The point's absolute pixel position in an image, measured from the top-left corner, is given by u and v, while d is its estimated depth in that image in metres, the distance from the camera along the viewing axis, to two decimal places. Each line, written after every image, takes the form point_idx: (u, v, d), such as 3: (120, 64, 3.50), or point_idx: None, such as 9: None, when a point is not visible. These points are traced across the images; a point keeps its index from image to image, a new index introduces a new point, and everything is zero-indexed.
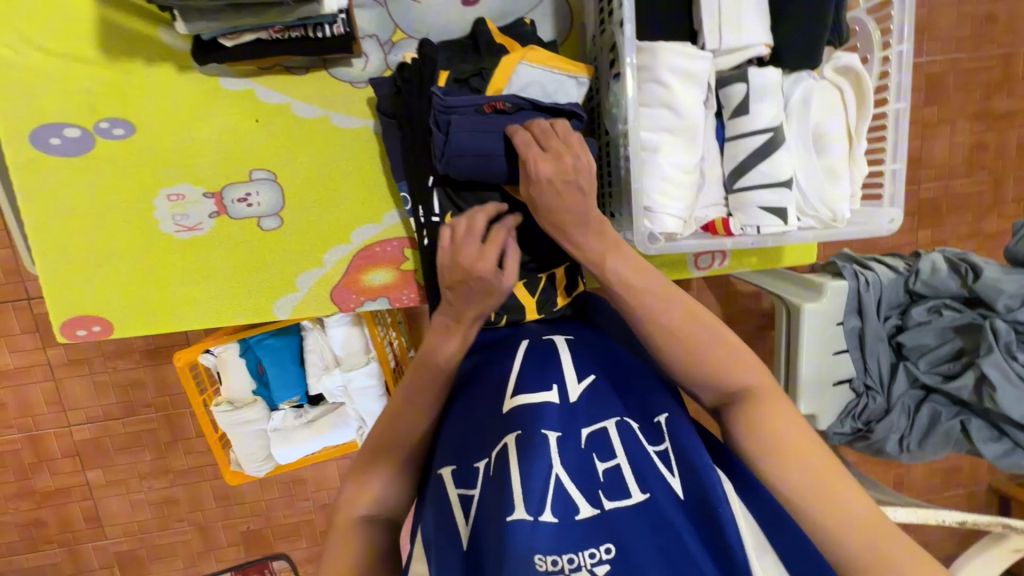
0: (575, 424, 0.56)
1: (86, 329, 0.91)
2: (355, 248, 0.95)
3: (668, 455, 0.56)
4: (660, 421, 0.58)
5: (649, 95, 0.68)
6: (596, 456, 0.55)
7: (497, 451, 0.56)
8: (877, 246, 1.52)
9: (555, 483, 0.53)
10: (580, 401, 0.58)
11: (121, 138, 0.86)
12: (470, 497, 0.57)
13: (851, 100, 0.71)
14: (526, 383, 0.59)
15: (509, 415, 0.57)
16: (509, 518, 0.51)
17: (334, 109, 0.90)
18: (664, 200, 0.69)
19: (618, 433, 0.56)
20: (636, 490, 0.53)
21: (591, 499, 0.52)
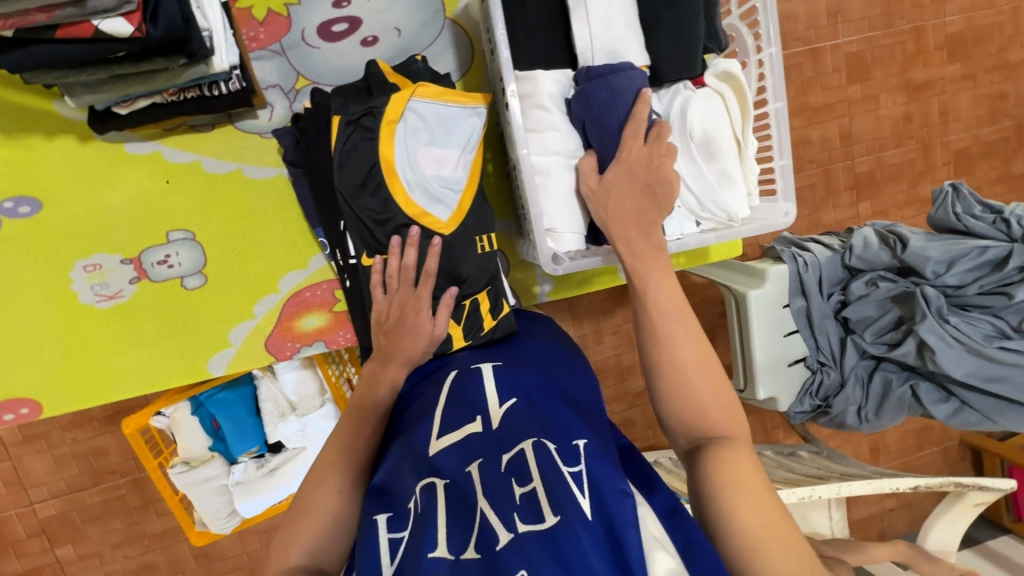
0: (496, 450, 0.58)
1: (12, 412, 0.89)
2: (285, 296, 0.94)
3: (582, 476, 0.55)
4: (578, 444, 0.59)
5: (536, 121, 0.69)
6: (515, 480, 0.55)
7: (424, 487, 0.58)
8: (819, 223, 1.56)
9: (480, 521, 0.52)
10: (504, 423, 0.61)
11: (29, 216, 0.85)
12: (398, 540, 0.55)
13: (733, 105, 0.74)
14: (451, 422, 0.64)
15: (435, 456, 0.60)
16: (429, 556, 0.51)
17: (244, 161, 0.90)
18: (563, 220, 0.70)
19: (535, 456, 0.57)
20: (548, 514, 0.51)
21: (507, 524, 0.51)
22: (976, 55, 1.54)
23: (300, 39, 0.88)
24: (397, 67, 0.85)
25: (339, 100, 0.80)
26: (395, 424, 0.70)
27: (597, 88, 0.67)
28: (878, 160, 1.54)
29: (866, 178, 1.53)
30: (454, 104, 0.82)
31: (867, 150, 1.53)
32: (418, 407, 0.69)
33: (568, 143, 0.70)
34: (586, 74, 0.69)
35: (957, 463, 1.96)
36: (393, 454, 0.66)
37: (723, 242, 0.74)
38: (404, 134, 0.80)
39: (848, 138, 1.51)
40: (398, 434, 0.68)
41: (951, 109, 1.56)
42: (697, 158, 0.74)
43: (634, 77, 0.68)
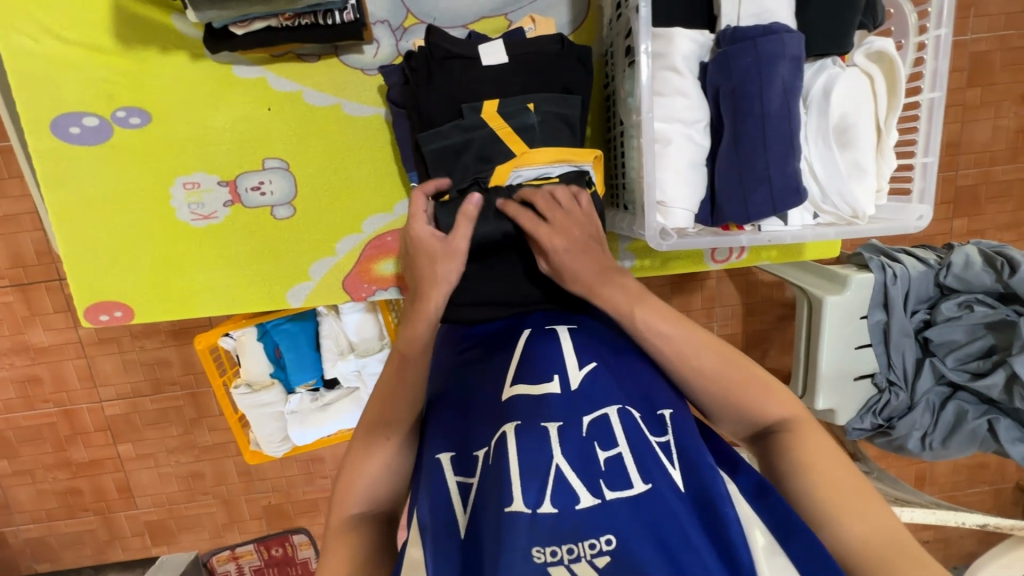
0: (576, 413, 0.56)
1: (108, 314, 0.94)
2: (366, 238, 0.95)
3: (669, 447, 0.55)
4: (664, 414, 0.58)
5: (664, 85, 0.65)
6: (597, 443, 0.54)
7: (496, 439, 0.56)
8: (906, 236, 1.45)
9: (555, 471, 0.52)
10: (582, 388, 0.58)
11: (137, 127, 0.87)
12: (469, 485, 0.56)
13: (882, 91, 0.68)
14: (528, 372, 0.60)
15: (508, 403, 0.58)
16: (508, 509, 0.50)
17: (344, 97, 0.89)
18: (677, 194, 0.66)
19: (620, 421, 0.55)
20: (638, 480, 0.51)
21: (592, 488, 0.51)
22: None
23: None
24: (504, 114, 0.76)
25: (453, 50, 0.77)
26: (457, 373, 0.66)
27: (743, 54, 0.61)
28: (984, 174, 1.39)
29: (968, 193, 1.40)
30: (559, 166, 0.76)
31: (975, 163, 1.39)
32: (492, 361, 0.64)
33: (694, 111, 0.65)
34: (732, 36, 0.62)
35: (1005, 508, 1.85)
36: (454, 400, 0.63)
37: (842, 239, 0.68)
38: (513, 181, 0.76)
39: (955, 147, 1.37)
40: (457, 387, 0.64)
41: None
42: (830, 146, 0.68)
43: (790, 42, 0.60)
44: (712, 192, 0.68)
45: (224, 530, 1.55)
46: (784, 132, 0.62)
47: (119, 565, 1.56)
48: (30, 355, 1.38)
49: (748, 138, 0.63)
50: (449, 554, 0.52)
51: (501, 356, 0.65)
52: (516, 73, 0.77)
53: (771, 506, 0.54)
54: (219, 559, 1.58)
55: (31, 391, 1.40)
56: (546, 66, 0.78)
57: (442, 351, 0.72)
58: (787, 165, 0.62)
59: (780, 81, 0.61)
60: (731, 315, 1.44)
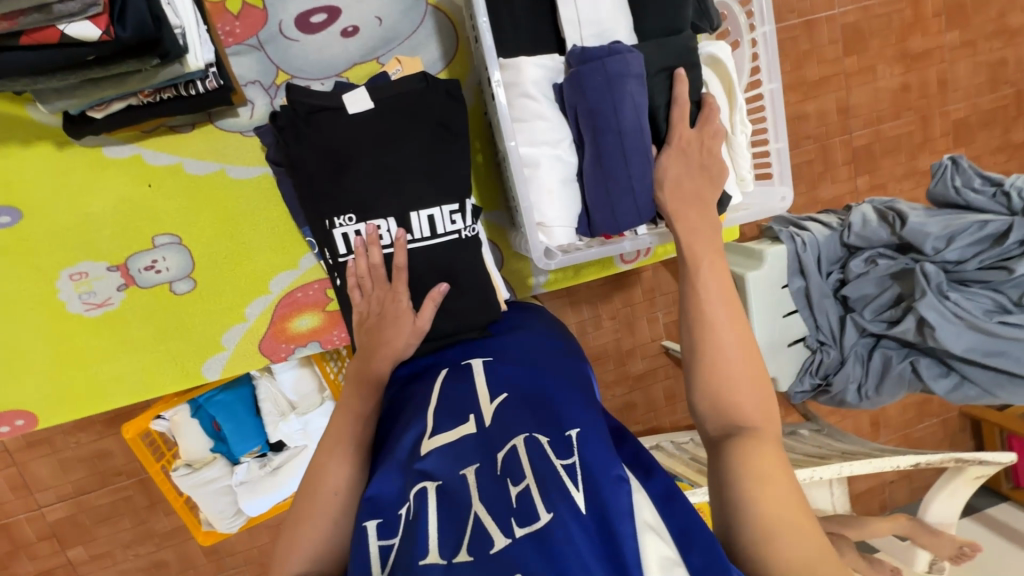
0: (491, 450, 0.57)
1: (9, 424, 0.88)
2: (276, 297, 0.93)
3: (575, 468, 0.53)
4: (572, 435, 0.57)
5: (522, 111, 0.67)
6: (510, 481, 0.54)
7: (416, 493, 0.57)
8: (818, 200, 1.53)
9: (472, 521, 0.51)
10: (495, 423, 0.60)
11: (9, 226, 0.83)
12: (390, 547, 0.55)
13: (720, 90, 0.72)
14: (444, 420, 0.62)
15: (427, 455, 0.60)
16: (421, 563, 0.50)
17: (227, 161, 0.88)
18: (556, 212, 0.68)
19: (527, 452, 0.55)
20: (542, 511, 0.50)
21: (504, 528, 0.50)
22: (976, 21, 1.48)
23: (277, 32, 0.85)
24: None
25: (317, 102, 0.76)
26: (388, 424, 0.69)
27: (592, 73, 0.62)
28: (875, 133, 1.50)
29: (864, 152, 1.50)
30: (443, 204, 0.80)
31: (865, 124, 1.49)
32: (412, 406, 0.68)
33: (556, 132, 0.67)
34: (580, 57, 0.64)
35: (955, 436, 1.96)
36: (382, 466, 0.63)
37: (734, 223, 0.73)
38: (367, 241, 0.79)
39: (844, 112, 1.46)
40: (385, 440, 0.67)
41: (949, 78, 1.51)
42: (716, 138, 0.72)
43: (632, 61, 0.62)
44: (587, 206, 0.70)
45: None
46: (639, 143, 0.64)
47: None
48: None
49: (608, 152, 0.64)
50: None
51: (419, 398, 0.68)
52: (391, 114, 0.77)
53: (676, 511, 0.52)
54: None
55: None
56: (415, 105, 0.78)
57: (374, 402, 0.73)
58: (647, 173, 0.65)
59: (628, 95, 0.62)
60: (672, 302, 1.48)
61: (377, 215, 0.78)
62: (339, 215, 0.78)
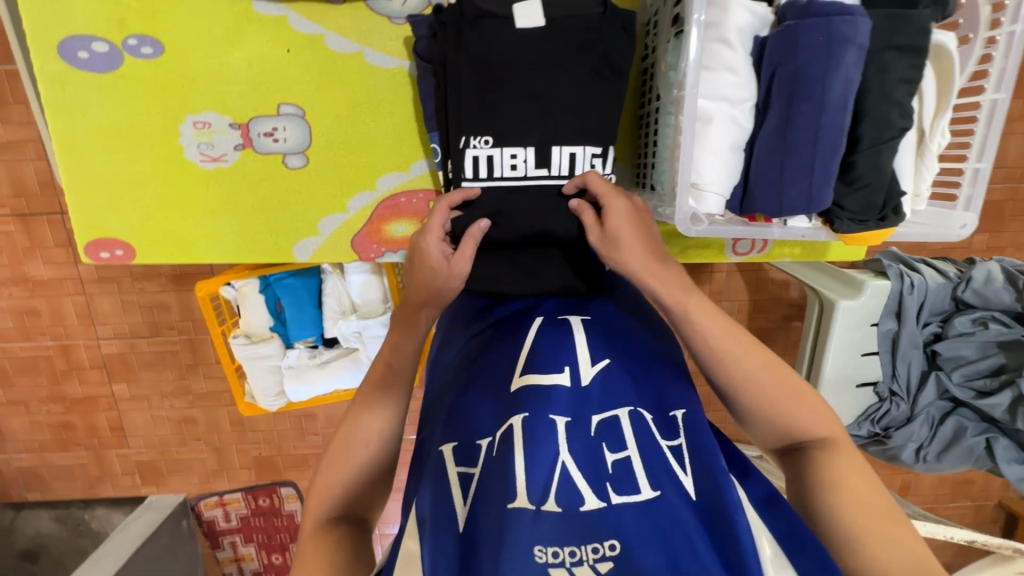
0: (586, 410, 0.55)
1: (109, 252, 0.91)
2: (380, 196, 0.91)
3: (681, 450, 0.53)
4: (677, 416, 0.56)
5: (713, 58, 0.60)
6: (606, 446, 0.53)
7: (502, 431, 0.54)
8: (926, 246, 1.40)
9: (560, 469, 0.51)
10: (593, 385, 0.57)
11: (148, 58, 0.83)
12: (470, 476, 0.54)
13: (932, 91, 0.63)
14: (535, 362, 0.59)
15: (516, 394, 0.56)
16: (511, 506, 0.49)
17: (368, 46, 0.84)
18: (713, 177, 0.62)
19: (631, 425, 0.54)
20: (646, 488, 0.50)
21: (599, 492, 0.50)
22: None
23: None
24: None
25: (488, 8, 0.72)
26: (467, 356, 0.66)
27: (814, 31, 0.56)
28: (1011, 191, 1.33)
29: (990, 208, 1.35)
30: (586, 144, 0.75)
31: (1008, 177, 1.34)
32: (502, 343, 0.64)
33: (741, 90, 0.61)
34: (802, 11, 0.57)
35: (985, 527, 1.83)
36: (455, 399, 0.60)
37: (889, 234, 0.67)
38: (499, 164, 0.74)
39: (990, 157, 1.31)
40: (466, 363, 0.64)
41: None
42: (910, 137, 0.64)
43: (862, 28, 0.55)
44: (746, 180, 0.65)
45: (213, 477, 1.56)
46: (836, 126, 0.58)
47: (109, 501, 1.58)
48: (29, 286, 1.35)
49: (799, 127, 0.58)
50: (445, 542, 0.50)
51: (511, 338, 0.64)
52: (553, 34, 0.72)
53: (780, 515, 0.53)
54: (207, 504, 1.59)
55: (28, 322, 1.38)
56: (588, 32, 0.73)
57: (450, 330, 0.72)
58: (833, 161, 0.59)
59: (846, 67, 0.55)
60: (737, 310, 1.42)
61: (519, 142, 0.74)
62: (476, 134, 0.74)
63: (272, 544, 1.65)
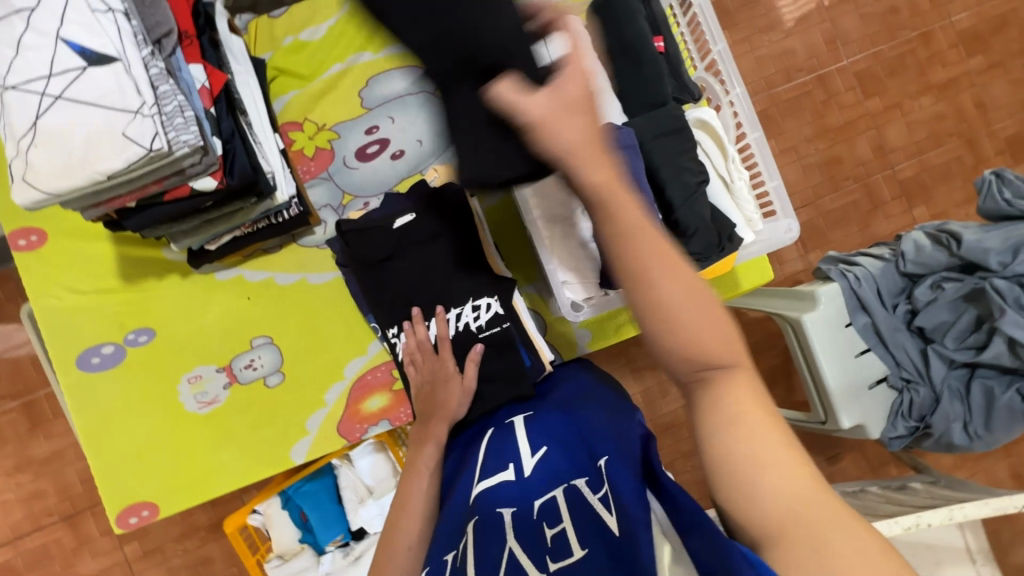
0: (528, 496, 0.61)
1: (136, 515, 1.02)
2: (349, 382, 1.05)
3: (608, 499, 0.55)
4: (601, 465, 0.59)
5: (538, 191, 0.79)
6: (545, 524, 0.57)
7: (465, 541, 0.60)
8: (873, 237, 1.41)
9: (508, 555, 0.56)
10: (534, 472, 0.64)
11: (145, 343, 1.04)
12: None
13: (713, 147, 0.82)
14: (489, 471, 0.68)
15: (474, 505, 0.64)
16: None
17: (308, 270, 1.06)
18: (575, 272, 0.79)
19: (567, 501, 0.58)
20: (576, 548, 0.54)
21: (539, 563, 0.54)
22: (998, 44, 1.42)
23: (342, 165, 1.06)
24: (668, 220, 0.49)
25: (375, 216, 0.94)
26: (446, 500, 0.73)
27: None
28: (919, 163, 1.41)
29: (912, 184, 1.40)
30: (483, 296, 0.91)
31: (905, 156, 1.41)
32: (465, 470, 0.73)
33: (568, 204, 0.79)
34: None
35: None
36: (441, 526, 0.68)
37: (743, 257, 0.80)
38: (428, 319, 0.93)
39: (881, 149, 1.40)
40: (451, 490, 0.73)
41: (987, 98, 1.42)
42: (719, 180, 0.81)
43: (626, 134, 0.73)
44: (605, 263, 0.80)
45: None
46: (648, 199, 0.70)
47: None
48: None
49: None
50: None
51: (473, 459, 0.75)
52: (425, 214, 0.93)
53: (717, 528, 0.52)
54: None
55: None
56: (449, 205, 0.94)
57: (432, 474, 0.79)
58: None
59: (628, 160, 0.69)
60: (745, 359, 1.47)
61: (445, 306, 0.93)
62: (390, 328, 0.95)
63: None
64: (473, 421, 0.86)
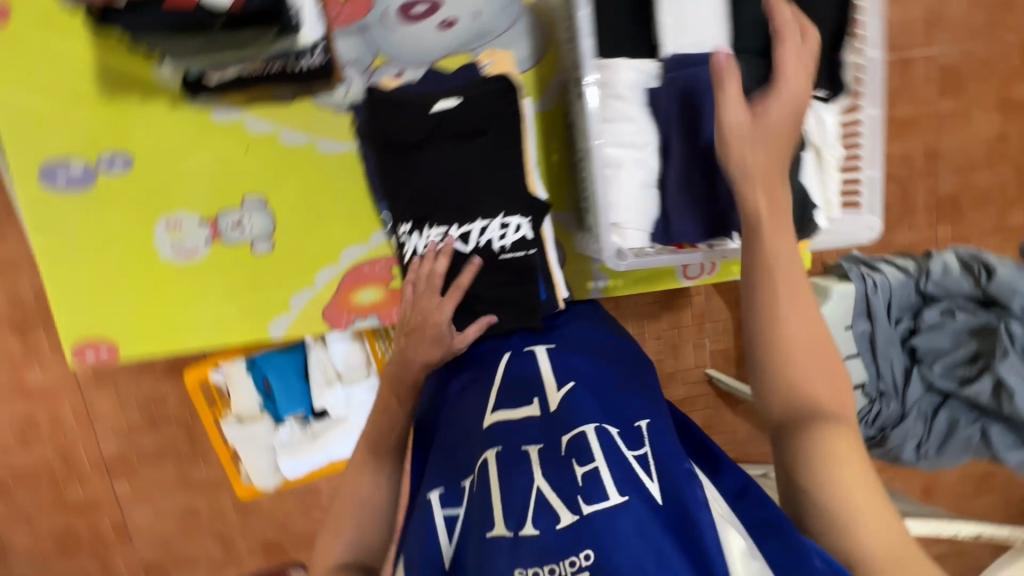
0: (554, 434, 0.60)
1: (94, 353, 0.96)
2: (344, 268, 0.97)
3: (648, 459, 0.56)
4: (641, 426, 0.60)
5: (612, 111, 0.68)
6: (575, 463, 0.56)
7: (478, 467, 0.60)
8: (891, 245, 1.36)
9: (536, 496, 0.55)
10: (562, 408, 0.62)
11: (120, 172, 0.91)
12: (456, 517, 0.59)
13: (824, 110, 0.71)
14: (507, 400, 0.65)
15: (489, 431, 0.62)
16: (489, 534, 0.54)
17: (318, 134, 0.92)
18: (630, 215, 0.69)
19: (598, 441, 0.57)
20: (614, 493, 0.53)
21: (571, 506, 0.53)
22: None
23: (380, 18, 0.89)
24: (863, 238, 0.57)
25: (416, 92, 0.83)
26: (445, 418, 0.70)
27: (691, 79, 0.64)
28: (963, 181, 1.31)
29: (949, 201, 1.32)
30: (507, 213, 0.81)
31: (953, 170, 1.31)
32: (475, 391, 0.69)
33: (643, 134, 0.68)
34: (678, 63, 0.66)
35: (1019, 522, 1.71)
36: (447, 438, 0.66)
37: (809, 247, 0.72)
38: (448, 224, 0.82)
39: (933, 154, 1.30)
40: (456, 402, 0.69)
41: None
42: (825, 147, 0.71)
43: (733, 70, 0.63)
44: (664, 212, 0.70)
45: (222, 567, 1.51)
46: None
47: None
48: (28, 397, 1.36)
49: None
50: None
51: (485, 378, 0.70)
52: (469, 109, 0.80)
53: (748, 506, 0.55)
54: None
55: (30, 432, 1.38)
56: (497, 107, 0.80)
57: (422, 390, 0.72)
58: (738, 188, 0.64)
59: None
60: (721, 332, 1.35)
61: (468, 214, 0.81)
62: (402, 223, 0.86)
63: None
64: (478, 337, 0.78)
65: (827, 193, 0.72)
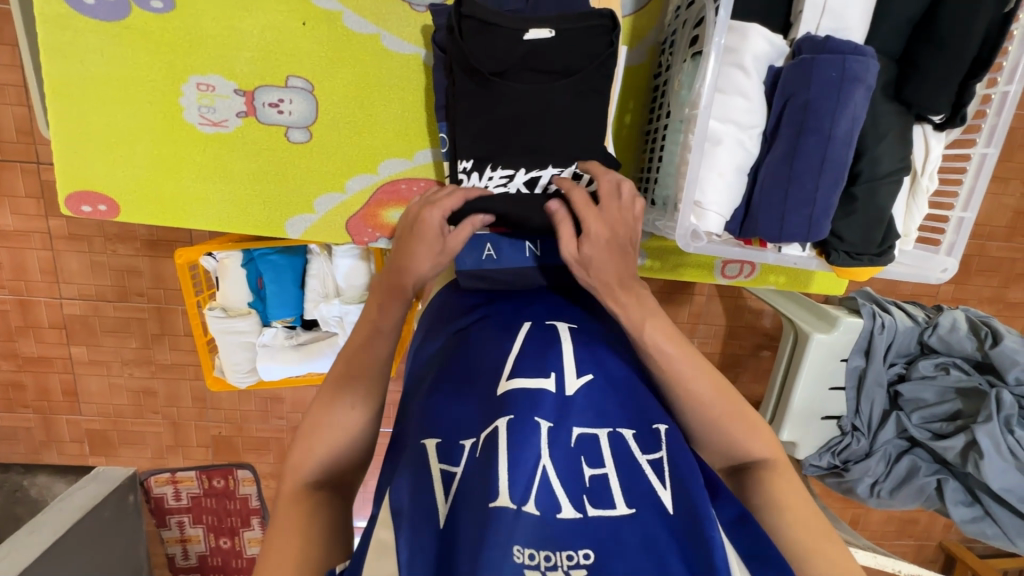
0: (568, 419, 0.52)
1: (90, 206, 0.87)
2: (380, 181, 0.90)
3: (662, 465, 0.51)
4: (658, 429, 0.54)
5: (728, 82, 0.63)
6: (585, 459, 0.50)
7: (486, 433, 0.51)
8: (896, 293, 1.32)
9: (540, 476, 0.48)
10: (578, 397, 0.54)
11: (158, 12, 0.81)
12: (453, 475, 0.50)
13: (936, 136, 0.68)
14: (521, 367, 0.56)
15: (503, 398, 0.53)
16: (492, 505, 0.46)
17: (385, 28, 0.84)
18: (716, 196, 0.64)
19: (611, 442, 0.51)
20: (622, 503, 0.48)
21: (576, 502, 0.47)
22: None
23: None
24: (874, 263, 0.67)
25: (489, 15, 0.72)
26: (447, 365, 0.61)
27: (828, 66, 0.58)
28: (979, 247, 1.26)
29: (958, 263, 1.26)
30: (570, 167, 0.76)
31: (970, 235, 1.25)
32: (488, 346, 0.60)
33: (752, 116, 0.63)
34: (816, 45, 0.60)
35: None
36: (444, 390, 0.58)
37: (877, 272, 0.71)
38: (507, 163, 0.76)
39: None
40: (448, 357, 0.63)
41: None
42: (922, 176, 0.69)
43: (873, 69, 0.59)
44: (747, 202, 0.67)
45: (166, 453, 1.47)
46: (839, 160, 0.61)
47: (52, 468, 1.46)
48: None
49: (805, 156, 0.61)
50: (425, 534, 0.47)
51: (496, 342, 0.61)
52: (560, 43, 0.73)
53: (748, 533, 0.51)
54: (157, 480, 1.49)
55: None
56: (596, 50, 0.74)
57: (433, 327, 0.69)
58: (833, 194, 0.62)
59: (851, 106, 0.59)
60: (713, 335, 1.34)
61: (540, 160, 0.76)
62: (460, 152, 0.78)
63: (221, 528, 1.54)
64: (482, 290, 0.73)
65: (908, 222, 0.71)
